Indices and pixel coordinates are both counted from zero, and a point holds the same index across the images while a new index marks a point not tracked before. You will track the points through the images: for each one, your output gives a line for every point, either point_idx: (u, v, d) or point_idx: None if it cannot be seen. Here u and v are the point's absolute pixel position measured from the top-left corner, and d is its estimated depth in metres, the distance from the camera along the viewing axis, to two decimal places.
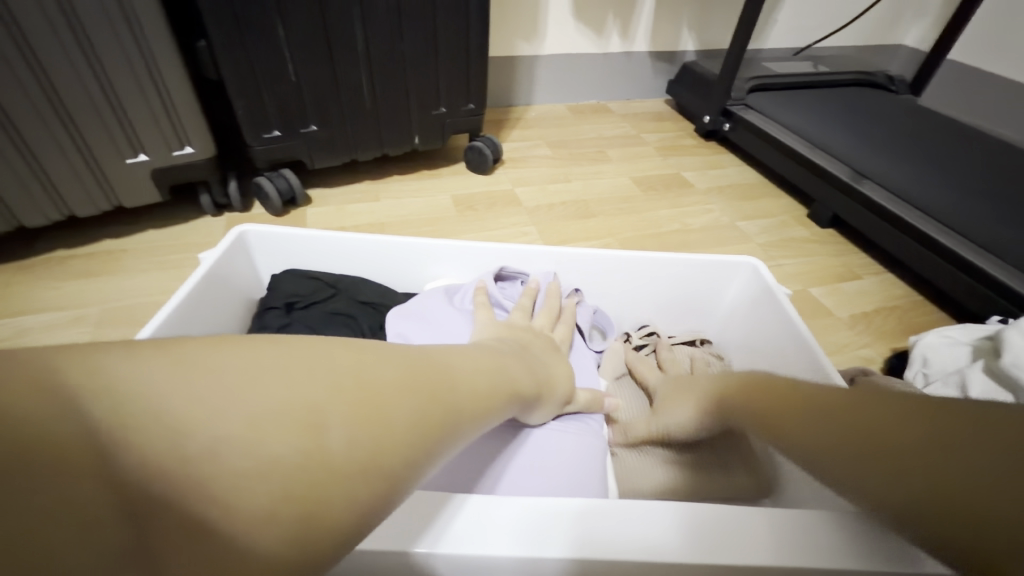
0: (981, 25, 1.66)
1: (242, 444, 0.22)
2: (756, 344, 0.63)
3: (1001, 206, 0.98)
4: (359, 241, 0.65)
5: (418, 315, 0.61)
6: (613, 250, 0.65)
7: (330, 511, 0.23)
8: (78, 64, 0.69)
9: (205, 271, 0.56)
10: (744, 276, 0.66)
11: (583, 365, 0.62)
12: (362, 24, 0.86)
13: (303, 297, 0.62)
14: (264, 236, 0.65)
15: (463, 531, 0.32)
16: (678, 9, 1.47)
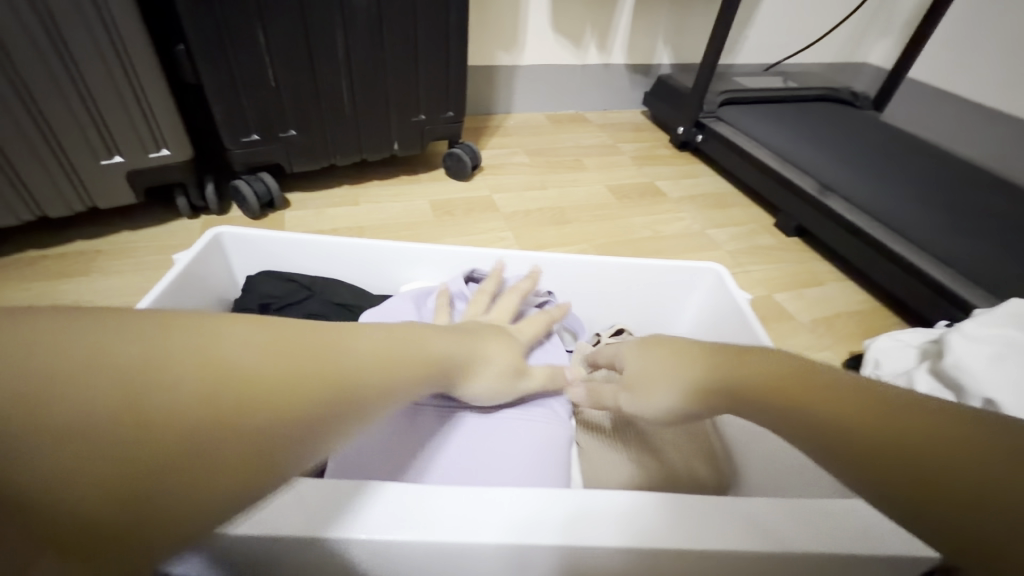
0: (939, 46, 1.75)
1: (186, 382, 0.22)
2: (719, 347, 0.65)
3: (955, 217, 1.04)
4: (334, 244, 0.66)
5: (385, 313, 0.60)
6: (582, 256, 0.67)
7: (288, 427, 0.25)
8: (53, 65, 0.69)
9: (179, 271, 0.57)
10: (709, 282, 0.68)
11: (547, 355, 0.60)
12: (343, 32, 0.87)
13: (278, 298, 0.62)
14: (240, 239, 0.66)
15: (398, 514, 0.32)
16: (653, 24, 1.52)
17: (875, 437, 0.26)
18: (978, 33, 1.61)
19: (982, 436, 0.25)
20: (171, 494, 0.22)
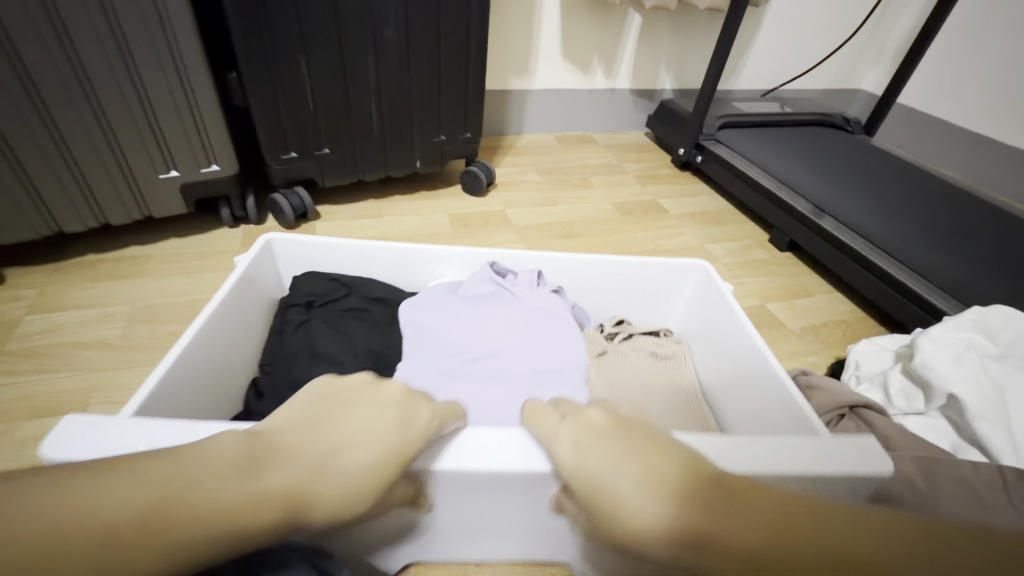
0: (928, 75, 1.84)
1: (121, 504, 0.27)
2: (710, 336, 0.72)
3: (937, 235, 1.12)
4: (369, 246, 0.74)
5: (427, 305, 0.71)
6: (585, 255, 0.75)
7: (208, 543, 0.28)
8: (127, 90, 0.79)
9: (240, 272, 0.65)
10: (696, 278, 0.76)
11: (555, 337, 0.69)
12: (375, 62, 0.97)
13: (321, 295, 0.70)
14: (288, 243, 0.74)
15: (462, 456, 0.39)
16: (656, 52, 1.62)
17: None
18: (964, 64, 1.71)
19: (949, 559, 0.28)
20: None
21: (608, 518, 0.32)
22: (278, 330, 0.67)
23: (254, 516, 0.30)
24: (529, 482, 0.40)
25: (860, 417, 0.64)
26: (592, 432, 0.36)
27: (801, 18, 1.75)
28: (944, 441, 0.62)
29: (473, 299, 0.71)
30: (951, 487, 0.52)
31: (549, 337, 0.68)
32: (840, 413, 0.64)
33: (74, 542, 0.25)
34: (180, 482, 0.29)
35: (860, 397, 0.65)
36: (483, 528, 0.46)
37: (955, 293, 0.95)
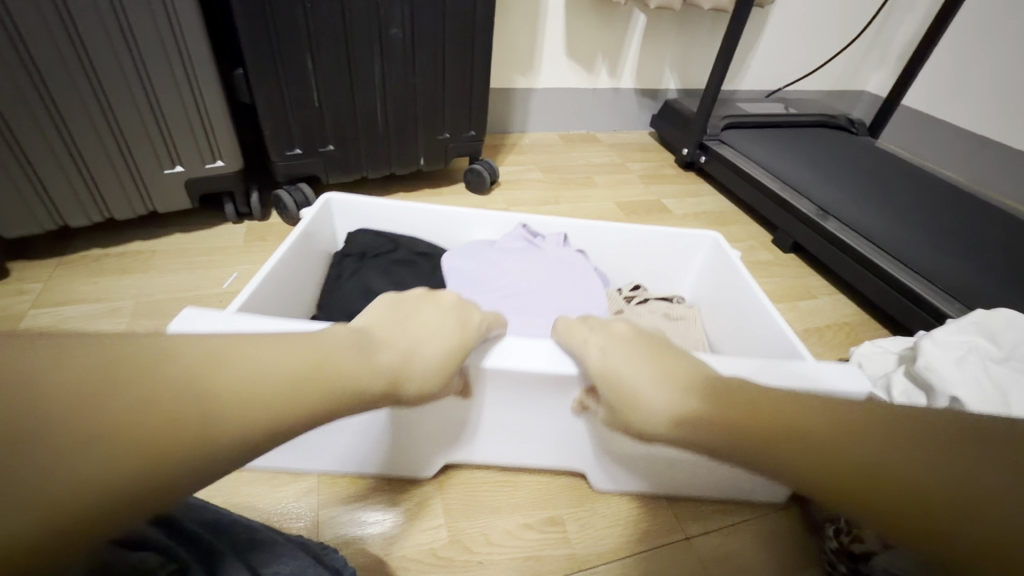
0: (933, 77, 1.84)
1: (263, 361, 0.33)
2: (718, 293, 0.81)
3: (941, 238, 1.12)
4: (414, 209, 0.85)
5: (468, 255, 0.80)
6: (617, 225, 0.84)
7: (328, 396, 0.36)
8: (134, 84, 0.79)
9: (302, 228, 0.75)
10: (709, 245, 0.84)
11: (581, 286, 0.77)
12: (381, 59, 0.97)
13: (372, 249, 0.81)
14: (344, 203, 0.85)
15: (501, 353, 0.52)
16: (661, 52, 1.61)
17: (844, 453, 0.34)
18: (970, 67, 1.71)
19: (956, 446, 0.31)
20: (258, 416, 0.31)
21: (628, 405, 0.44)
22: (335, 276, 0.79)
23: (363, 381, 0.39)
24: (563, 382, 0.53)
25: None
26: (619, 341, 0.49)
27: (806, 19, 1.74)
28: None
29: (506, 252, 0.80)
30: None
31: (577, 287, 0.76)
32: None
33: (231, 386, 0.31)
34: (307, 357, 0.36)
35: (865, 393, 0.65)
36: (520, 428, 0.58)
37: (960, 296, 0.95)
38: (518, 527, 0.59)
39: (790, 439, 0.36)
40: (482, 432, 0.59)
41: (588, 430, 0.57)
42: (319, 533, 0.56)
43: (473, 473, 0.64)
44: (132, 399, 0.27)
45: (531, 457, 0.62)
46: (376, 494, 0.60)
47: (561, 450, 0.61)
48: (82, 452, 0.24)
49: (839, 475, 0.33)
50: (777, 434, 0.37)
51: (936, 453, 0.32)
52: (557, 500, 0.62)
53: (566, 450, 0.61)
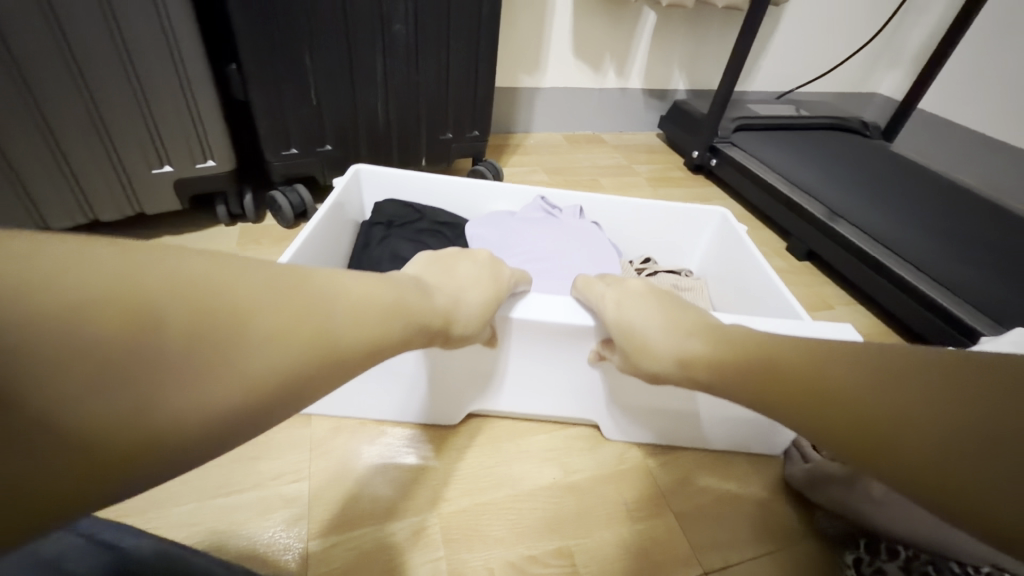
0: (948, 81, 1.81)
1: (348, 295, 0.37)
2: (721, 261, 0.93)
3: (962, 246, 1.08)
4: (440, 180, 0.95)
5: (490, 223, 0.92)
6: (632, 199, 0.95)
7: (403, 334, 0.41)
8: (121, 79, 0.74)
9: (334, 198, 0.83)
10: (716, 220, 0.95)
11: (599, 250, 0.88)
12: (383, 56, 0.92)
13: (399, 219, 0.91)
14: (372, 174, 0.94)
15: (527, 306, 0.58)
16: (670, 52, 1.57)
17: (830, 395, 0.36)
18: (987, 70, 1.67)
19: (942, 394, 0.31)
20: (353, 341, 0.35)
21: (637, 349, 0.50)
22: (364, 244, 0.88)
23: (424, 323, 0.44)
24: (579, 333, 0.58)
25: None
26: (635, 295, 0.54)
27: (820, 19, 1.70)
28: None
29: (527, 221, 0.92)
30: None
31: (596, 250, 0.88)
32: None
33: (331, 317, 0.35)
34: (388, 298, 0.41)
35: None
36: (540, 383, 0.63)
37: (986, 310, 0.90)
38: (523, 559, 0.54)
39: (789, 364, 0.39)
40: (501, 382, 0.64)
41: (602, 384, 0.63)
42: (308, 565, 0.51)
43: (475, 499, 0.60)
44: (245, 327, 0.29)
45: (548, 409, 0.67)
46: (370, 522, 0.56)
47: (575, 399, 0.65)
48: (210, 369, 0.27)
49: (801, 396, 0.37)
50: (778, 362, 0.40)
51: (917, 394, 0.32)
52: (564, 529, 0.58)
53: (581, 400, 0.65)
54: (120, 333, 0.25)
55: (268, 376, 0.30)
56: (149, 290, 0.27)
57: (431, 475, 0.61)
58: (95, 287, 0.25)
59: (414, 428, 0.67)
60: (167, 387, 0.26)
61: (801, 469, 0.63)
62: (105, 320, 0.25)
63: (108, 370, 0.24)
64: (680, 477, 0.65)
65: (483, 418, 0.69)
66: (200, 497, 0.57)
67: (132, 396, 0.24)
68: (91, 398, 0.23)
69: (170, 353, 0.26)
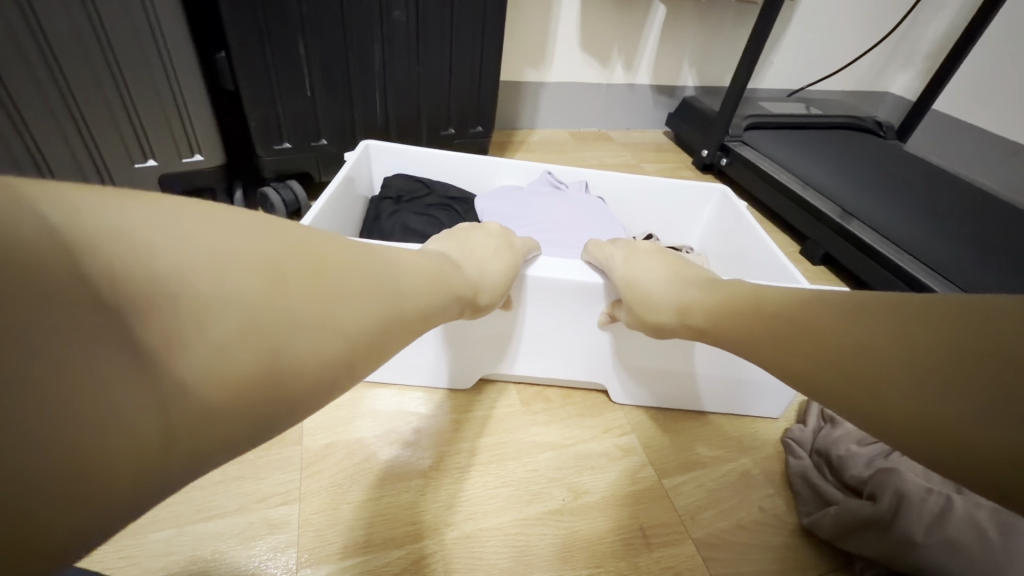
0: (964, 80, 1.76)
1: (399, 265, 0.40)
2: (723, 239, 0.89)
3: (985, 250, 1.03)
4: (450, 156, 0.92)
5: (500, 196, 0.89)
6: (630, 176, 0.91)
7: (444, 303, 0.44)
8: (100, 67, 0.69)
9: (342, 173, 0.79)
10: (716, 199, 0.92)
11: (599, 219, 0.85)
12: (382, 46, 0.88)
13: (408, 194, 0.87)
14: (382, 149, 0.90)
15: (541, 264, 0.60)
16: (680, 47, 1.52)
17: (824, 350, 0.36)
18: (1006, 69, 1.63)
19: (924, 337, 0.31)
20: (412, 307, 0.39)
21: (640, 304, 0.53)
22: (374, 217, 0.83)
23: (460, 295, 0.47)
24: (591, 297, 0.59)
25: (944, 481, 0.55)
26: (641, 254, 0.58)
27: (834, 14, 1.65)
28: None
29: (534, 195, 0.88)
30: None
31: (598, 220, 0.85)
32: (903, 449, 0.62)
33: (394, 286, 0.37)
34: (430, 272, 0.44)
35: None
36: (550, 346, 0.65)
37: None
38: None
39: (787, 314, 0.40)
40: (513, 345, 0.65)
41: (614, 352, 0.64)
42: None
43: (479, 524, 0.55)
44: (342, 292, 0.32)
45: (560, 375, 0.69)
46: (364, 551, 0.51)
47: (587, 365, 0.67)
48: (320, 328, 0.30)
49: (798, 351, 0.38)
50: (773, 317, 0.41)
51: (907, 341, 0.31)
52: (576, 558, 0.53)
53: (590, 366, 0.67)
54: (252, 290, 0.27)
55: (361, 338, 0.33)
56: (266, 254, 0.29)
57: (432, 497, 0.57)
58: (226, 250, 0.27)
59: (413, 445, 0.62)
60: (293, 339, 0.29)
61: (828, 514, 0.55)
62: (239, 279, 0.27)
63: (250, 321, 0.27)
64: (699, 500, 0.61)
65: (486, 434, 0.65)
66: (179, 522, 0.52)
67: (268, 347, 0.27)
68: (238, 346, 0.26)
69: (292, 311, 0.29)
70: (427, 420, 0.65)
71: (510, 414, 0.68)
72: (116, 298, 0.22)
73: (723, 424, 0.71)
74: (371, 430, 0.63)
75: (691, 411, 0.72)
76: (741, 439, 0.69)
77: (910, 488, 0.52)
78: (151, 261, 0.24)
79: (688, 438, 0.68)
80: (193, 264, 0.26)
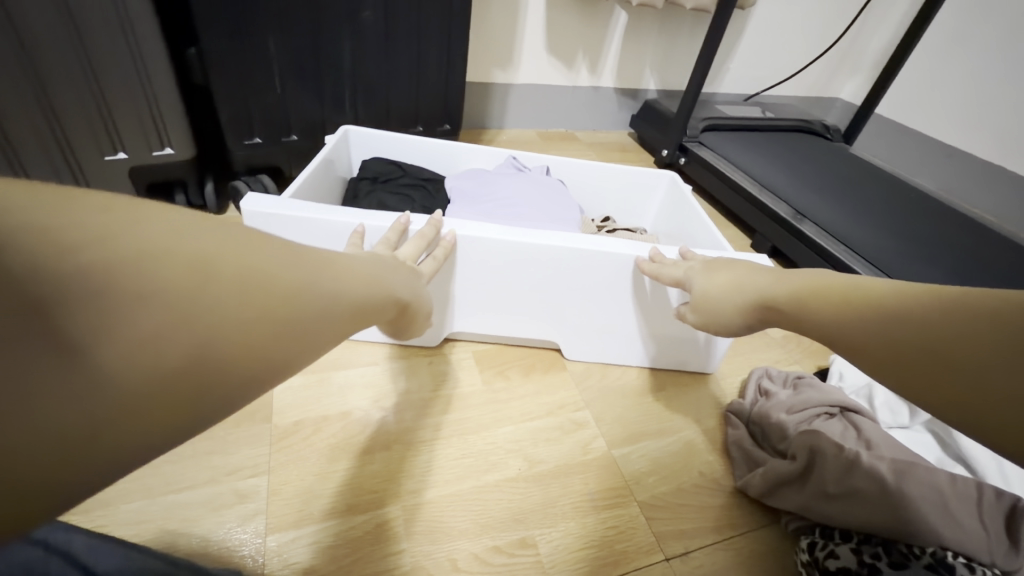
0: (905, 86, 1.89)
1: (337, 262, 0.35)
2: (671, 220, 0.96)
3: (915, 244, 1.13)
4: (422, 142, 0.97)
5: (471, 176, 0.94)
6: (587, 160, 0.97)
7: (385, 304, 0.39)
8: (69, 56, 0.70)
9: (322, 155, 0.82)
10: (665, 184, 0.98)
11: (557, 196, 0.91)
12: (350, 45, 0.91)
13: (384, 175, 0.90)
14: (361, 135, 0.94)
15: (481, 226, 0.67)
16: (642, 51, 1.59)
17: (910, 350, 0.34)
18: (940, 78, 1.76)
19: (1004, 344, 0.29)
20: (356, 302, 0.33)
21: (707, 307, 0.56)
22: (352, 196, 0.86)
23: (398, 302, 0.43)
24: (531, 253, 0.67)
25: (849, 420, 0.67)
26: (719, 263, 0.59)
27: (785, 24, 1.75)
28: (929, 454, 0.66)
29: (499, 175, 0.93)
30: (921, 489, 0.54)
31: (556, 196, 0.90)
32: (829, 413, 0.68)
33: (337, 279, 0.32)
34: (367, 273, 0.38)
35: (851, 402, 0.69)
36: None
37: None
38: (487, 550, 0.54)
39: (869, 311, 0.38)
40: None
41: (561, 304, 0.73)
42: (264, 561, 0.50)
43: (441, 492, 0.59)
44: (291, 282, 0.27)
45: (516, 333, 0.78)
46: (330, 517, 0.55)
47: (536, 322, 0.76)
48: (264, 320, 0.25)
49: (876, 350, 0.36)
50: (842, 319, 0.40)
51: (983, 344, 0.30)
52: (529, 519, 0.58)
53: (542, 323, 0.76)
54: (186, 275, 0.22)
55: (309, 334, 0.28)
56: (199, 244, 0.24)
57: (396, 468, 0.60)
58: (154, 237, 0.22)
59: (377, 422, 0.65)
60: (230, 332, 0.23)
61: (758, 474, 0.62)
62: (173, 264, 0.22)
63: (179, 309, 0.21)
64: (644, 468, 0.66)
65: (447, 411, 0.69)
66: (151, 494, 0.54)
67: (200, 338, 0.22)
68: (170, 336, 0.21)
69: (231, 299, 0.23)
70: (391, 399, 0.69)
71: (471, 393, 0.72)
72: (38, 293, 0.19)
73: (670, 399, 0.76)
74: (338, 407, 0.66)
75: (640, 388, 0.78)
76: (684, 411, 0.75)
77: (824, 445, 0.58)
78: (69, 253, 0.20)
79: (636, 412, 0.74)
80: (122, 253, 0.21)
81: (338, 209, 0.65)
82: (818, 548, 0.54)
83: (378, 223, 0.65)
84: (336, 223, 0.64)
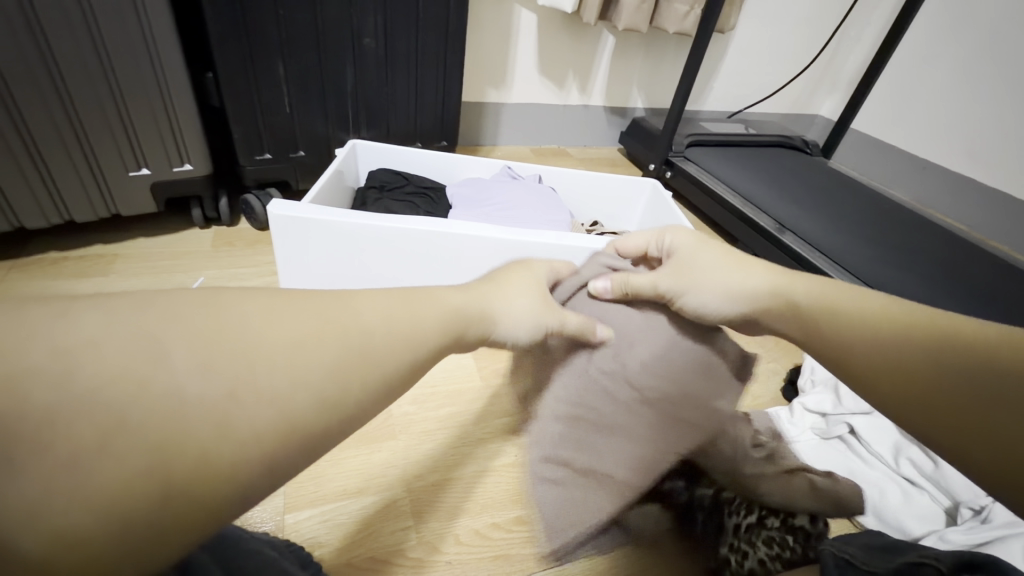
0: (879, 102, 2.00)
1: (365, 314, 0.32)
2: (654, 221, 1.03)
3: (886, 250, 1.20)
4: (424, 155, 1.04)
5: (470, 183, 1.02)
6: (576, 170, 1.04)
7: (435, 341, 0.35)
8: (101, 86, 0.78)
9: (333, 167, 0.89)
10: (648, 190, 1.05)
11: (549, 199, 0.98)
12: (354, 67, 0.98)
13: (389, 184, 0.97)
14: (368, 148, 1.02)
15: (477, 225, 0.73)
16: (629, 72, 1.68)
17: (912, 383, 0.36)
18: (913, 95, 1.86)
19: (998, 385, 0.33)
20: (381, 353, 0.31)
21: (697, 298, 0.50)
22: (361, 203, 0.93)
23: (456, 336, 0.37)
24: (520, 254, 0.74)
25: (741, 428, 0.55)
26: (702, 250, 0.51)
27: (763, 47, 1.85)
28: (887, 439, 0.71)
29: (496, 182, 1.01)
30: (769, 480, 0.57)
31: (547, 200, 0.98)
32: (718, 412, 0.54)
33: (351, 335, 0.30)
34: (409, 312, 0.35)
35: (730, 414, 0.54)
36: None
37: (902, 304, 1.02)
38: (487, 526, 0.59)
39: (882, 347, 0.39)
40: None
41: None
42: (284, 535, 0.55)
43: (444, 475, 0.64)
44: (243, 343, 0.26)
45: None
46: (343, 498, 0.60)
47: None
48: (239, 401, 0.24)
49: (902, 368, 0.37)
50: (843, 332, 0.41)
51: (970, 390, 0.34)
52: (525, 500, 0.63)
53: None
54: (129, 382, 0.22)
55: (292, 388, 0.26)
56: (148, 335, 0.24)
57: (401, 455, 0.66)
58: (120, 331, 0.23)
59: (383, 415, 0.71)
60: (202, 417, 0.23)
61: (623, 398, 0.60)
62: (122, 359, 0.22)
63: (141, 420, 0.21)
64: None
65: (449, 404, 0.74)
66: None
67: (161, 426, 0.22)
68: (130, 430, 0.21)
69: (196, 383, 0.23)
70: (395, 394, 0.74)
71: (470, 388, 0.77)
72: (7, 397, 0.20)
73: None
74: None
75: None
76: None
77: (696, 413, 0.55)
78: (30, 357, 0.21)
79: None
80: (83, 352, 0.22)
81: (353, 211, 0.71)
82: (741, 531, 0.57)
83: (390, 224, 0.71)
84: (348, 225, 0.70)
